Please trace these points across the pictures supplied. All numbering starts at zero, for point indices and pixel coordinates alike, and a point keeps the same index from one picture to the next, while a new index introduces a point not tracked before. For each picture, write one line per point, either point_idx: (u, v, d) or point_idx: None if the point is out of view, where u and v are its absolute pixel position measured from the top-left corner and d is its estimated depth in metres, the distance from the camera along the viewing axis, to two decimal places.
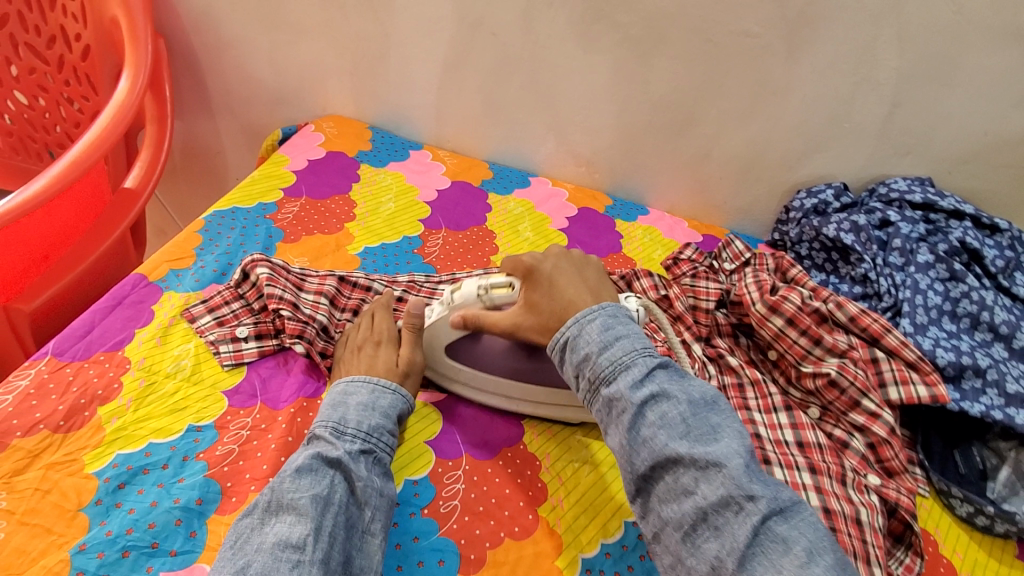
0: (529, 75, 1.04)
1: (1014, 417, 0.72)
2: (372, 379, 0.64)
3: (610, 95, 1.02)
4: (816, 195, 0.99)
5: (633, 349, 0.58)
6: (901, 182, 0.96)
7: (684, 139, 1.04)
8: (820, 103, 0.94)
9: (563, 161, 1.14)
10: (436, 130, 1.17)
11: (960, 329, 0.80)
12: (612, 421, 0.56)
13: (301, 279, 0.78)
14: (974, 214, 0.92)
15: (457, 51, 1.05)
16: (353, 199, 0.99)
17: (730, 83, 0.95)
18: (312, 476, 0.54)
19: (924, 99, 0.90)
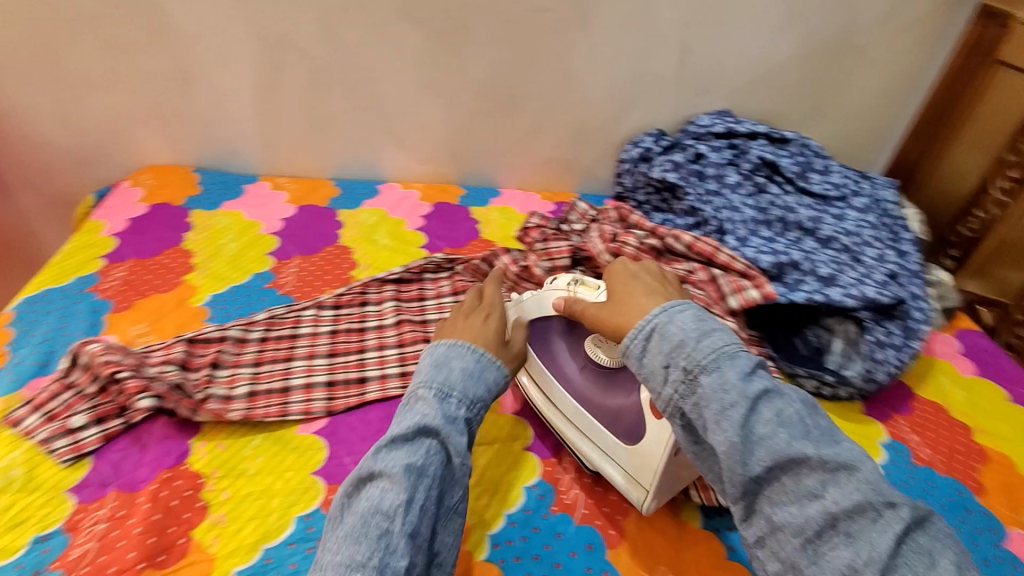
0: (348, 85, 1.03)
1: (832, 294, 0.82)
2: (477, 349, 0.61)
3: (434, 90, 1.04)
4: (639, 143, 1.08)
5: (732, 339, 0.51)
6: (706, 119, 1.07)
7: (514, 118, 1.08)
8: (621, 60, 1.02)
9: (407, 163, 1.14)
10: (270, 158, 1.12)
11: (775, 233, 0.92)
12: (716, 419, 0.48)
13: (144, 356, 0.72)
14: (766, 132, 1.05)
15: (266, 73, 1.01)
16: (188, 248, 0.92)
17: (540, 58, 1.01)
18: (390, 466, 0.49)
19: (707, 41, 1.01)
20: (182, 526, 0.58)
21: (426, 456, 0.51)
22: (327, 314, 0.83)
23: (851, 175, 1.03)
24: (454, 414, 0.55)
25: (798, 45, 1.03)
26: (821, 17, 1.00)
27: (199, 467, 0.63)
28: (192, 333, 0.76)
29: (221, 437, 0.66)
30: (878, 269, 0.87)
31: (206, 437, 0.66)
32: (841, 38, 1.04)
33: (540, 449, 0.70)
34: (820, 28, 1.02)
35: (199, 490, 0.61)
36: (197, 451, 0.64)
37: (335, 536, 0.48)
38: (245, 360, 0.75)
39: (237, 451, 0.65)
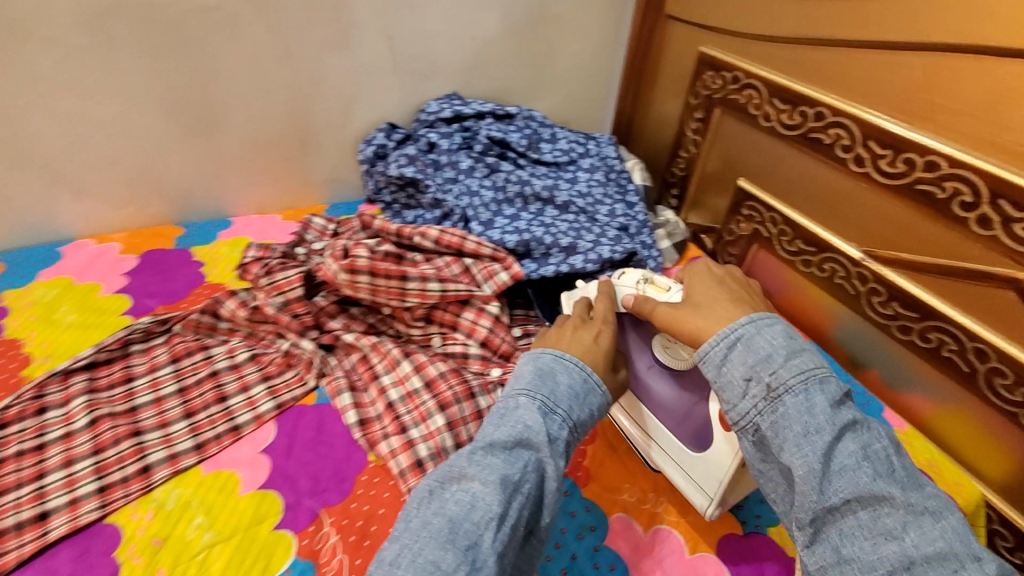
0: (149, 130, 1.00)
1: (575, 262, 0.91)
2: (585, 368, 0.65)
3: (249, 121, 1.06)
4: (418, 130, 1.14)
5: (817, 360, 0.57)
6: (434, 105, 1.14)
7: (341, 133, 1.14)
8: (427, 70, 1.13)
9: (254, 190, 1.15)
10: (91, 218, 1.05)
11: (519, 209, 1.03)
12: (798, 440, 0.52)
13: (42, 461, 0.68)
14: (491, 111, 1.14)
15: (47, 132, 0.94)
16: (13, 335, 0.86)
17: (363, 76, 1.09)
18: (837, 416, 0.53)
19: (497, 45, 1.16)
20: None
21: (871, 434, 0.53)
22: (241, 355, 0.81)
23: (579, 138, 1.16)
24: (574, 420, 0.61)
25: (578, 34, 1.21)
26: (587, 11, 1.19)
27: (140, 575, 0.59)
28: (66, 428, 0.71)
29: (153, 532, 0.63)
30: (610, 223, 1.02)
31: (136, 536, 0.62)
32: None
33: None
34: (591, 20, 1.20)
35: None
36: (127, 561, 0.60)
37: (771, 438, 0.54)
38: (172, 418, 0.73)
39: (180, 537, 0.62)
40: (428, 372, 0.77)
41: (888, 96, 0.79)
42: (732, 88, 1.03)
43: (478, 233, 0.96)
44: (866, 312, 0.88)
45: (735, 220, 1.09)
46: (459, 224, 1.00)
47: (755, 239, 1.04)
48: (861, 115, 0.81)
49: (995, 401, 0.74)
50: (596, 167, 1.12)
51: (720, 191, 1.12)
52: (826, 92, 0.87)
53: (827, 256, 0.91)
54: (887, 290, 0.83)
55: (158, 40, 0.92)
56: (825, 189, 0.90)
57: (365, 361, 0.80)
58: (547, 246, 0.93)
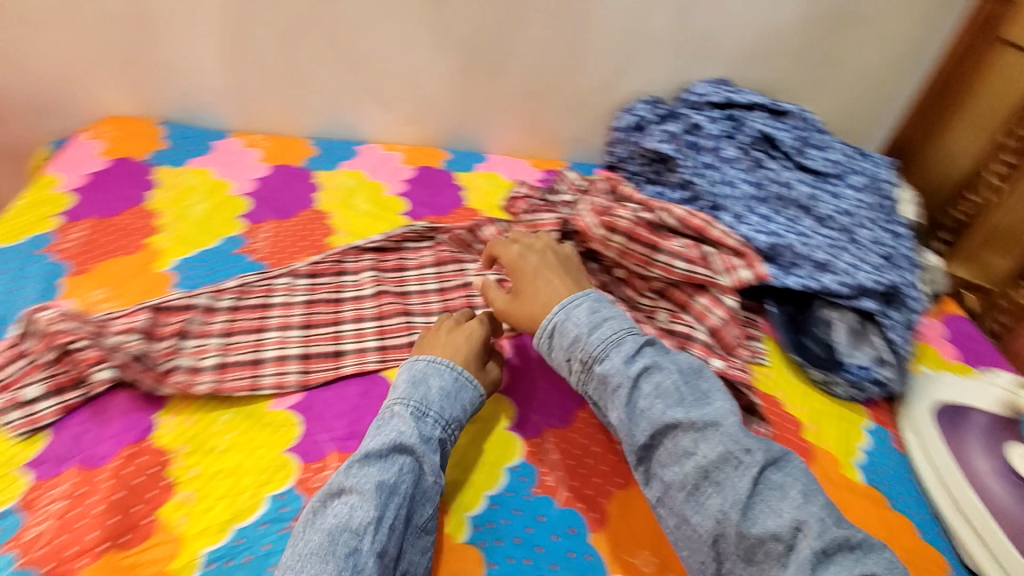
0: (322, 34, 0.95)
1: None
2: (455, 366, 0.65)
3: (419, 46, 0.97)
4: (633, 112, 1.03)
5: (443, 384, 0.63)
6: (642, 105, 1.03)
7: (503, 77, 1.02)
8: (618, 19, 0.97)
9: (389, 124, 1.08)
10: (238, 113, 1.04)
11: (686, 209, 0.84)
12: (364, 495, 0.52)
13: (104, 323, 0.67)
14: (717, 100, 1.00)
15: (230, 17, 0.92)
16: (151, 209, 0.86)
17: (525, 13, 0.95)
18: (397, 449, 0.56)
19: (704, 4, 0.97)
20: (146, 506, 0.55)
21: (404, 476, 0.55)
22: (302, 283, 0.79)
23: (784, 156, 0.97)
24: (450, 419, 0.61)
25: (800, 13, 1.00)
26: None
27: (164, 443, 0.59)
28: (156, 300, 0.72)
29: (191, 411, 0.63)
30: (801, 258, 0.84)
31: (176, 409, 0.63)
32: (842, 7, 1.01)
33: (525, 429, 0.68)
34: None
35: (165, 467, 0.58)
36: (161, 425, 0.61)
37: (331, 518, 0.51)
38: (213, 332, 0.71)
39: (206, 427, 0.62)
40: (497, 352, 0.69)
41: None
42: None
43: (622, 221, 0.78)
44: None
45: None
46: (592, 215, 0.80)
47: None
48: None
49: None
50: (792, 180, 0.93)
51: None
52: None
53: None
54: None
55: None
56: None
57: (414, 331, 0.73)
58: None
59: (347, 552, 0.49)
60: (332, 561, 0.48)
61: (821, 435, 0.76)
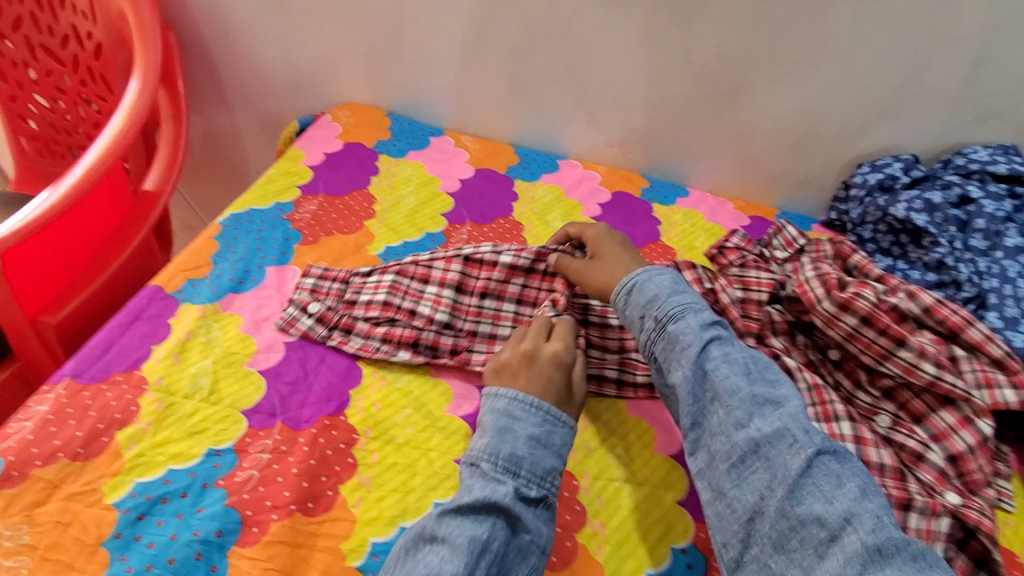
0: (554, 49, 0.95)
1: None
2: (537, 405, 0.60)
3: (648, 68, 0.93)
4: (883, 168, 0.89)
5: (541, 434, 0.58)
6: (893, 162, 0.89)
7: (730, 111, 0.94)
8: (889, 63, 0.84)
9: (595, 142, 1.05)
10: (456, 114, 1.09)
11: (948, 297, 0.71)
12: (443, 547, 0.49)
13: (428, 266, 0.75)
14: (1003, 171, 0.83)
15: (475, 26, 0.97)
16: (372, 194, 0.93)
17: (780, 48, 0.86)
18: (485, 497, 0.53)
19: (1009, 56, 0.80)
20: (332, 479, 0.58)
21: (498, 532, 0.51)
22: None
23: None
24: (544, 472, 0.56)
25: None
26: None
27: (355, 423, 0.63)
28: (470, 250, 0.76)
29: (377, 400, 0.66)
30: None
31: (365, 392, 0.66)
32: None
33: (695, 507, 0.61)
34: None
35: (352, 446, 0.61)
36: (354, 405, 0.65)
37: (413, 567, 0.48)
38: (508, 295, 0.75)
39: (390, 416, 0.64)
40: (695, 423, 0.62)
41: None
42: None
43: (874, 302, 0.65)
44: None
45: None
46: (833, 285, 0.68)
47: None
48: None
49: None
50: None
51: None
52: None
53: None
54: None
55: None
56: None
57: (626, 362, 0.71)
58: None
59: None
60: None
61: None
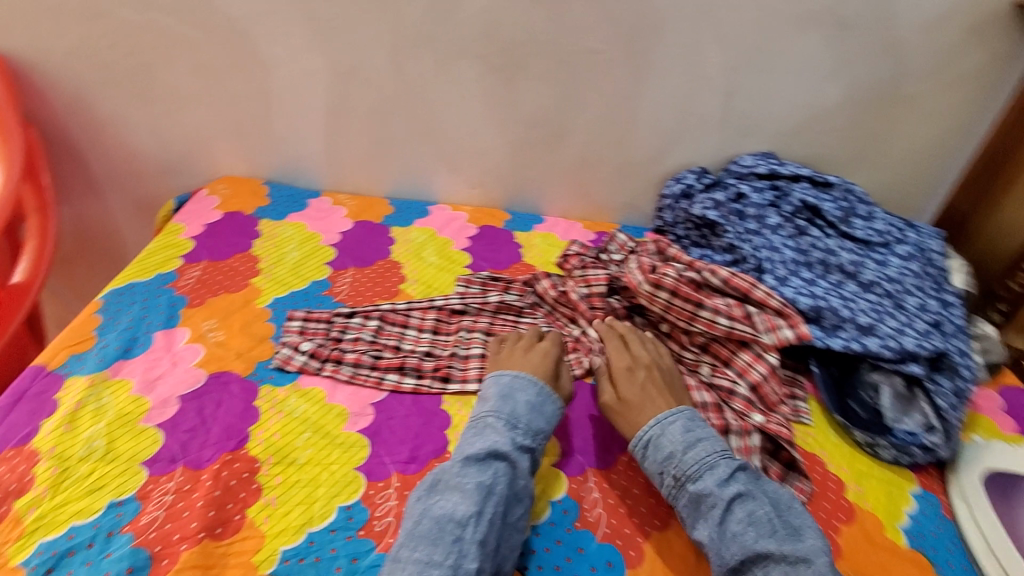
0: (409, 112, 1.11)
1: None
2: (538, 383, 0.74)
3: (488, 120, 1.11)
4: (682, 180, 1.12)
5: (530, 400, 0.72)
6: (691, 175, 1.12)
7: (560, 149, 1.14)
8: (669, 98, 1.07)
9: (459, 186, 1.21)
10: (331, 175, 1.20)
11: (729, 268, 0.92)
12: (455, 488, 0.62)
13: (406, 315, 0.91)
14: (764, 171, 1.08)
15: (336, 98, 1.10)
16: (256, 254, 1.00)
17: (588, 95, 1.07)
18: (488, 454, 0.65)
19: (752, 86, 1.05)
20: (238, 505, 0.63)
21: (496, 476, 0.63)
22: (371, 323, 0.89)
23: (835, 221, 1.02)
24: (536, 429, 0.70)
25: (844, 93, 1.06)
26: (870, 67, 1.02)
27: (256, 453, 0.69)
28: (442, 301, 0.93)
29: (277, 429, 0.72)
30: (858, 316, 0.86)
31: (264, 426, 0.72)
32: (888, 87, 1.05)
33: (568, 465, 0.73)
34: (869, 76, 1.03)
35: (255, 474, 0.66)
36: (254, 438, 0.70)
37: (432, 511, 0.60)
38: (478, 327, 0.90)
39: (290, 441, 0.70)
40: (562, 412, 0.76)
41: None
42: None
43: (671, 275, 0.85)
44: None
45: None
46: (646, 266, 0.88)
47: None
48: None
49: None
50: (856, 250, 0.98)
51: None
52: None
53: None
54: None
55: (449, 34, 1.01)
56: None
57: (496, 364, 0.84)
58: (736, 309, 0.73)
59: (454, 539, 0.58)
60: (441, 546, 0.57)
61: (864, 495, 0.75)
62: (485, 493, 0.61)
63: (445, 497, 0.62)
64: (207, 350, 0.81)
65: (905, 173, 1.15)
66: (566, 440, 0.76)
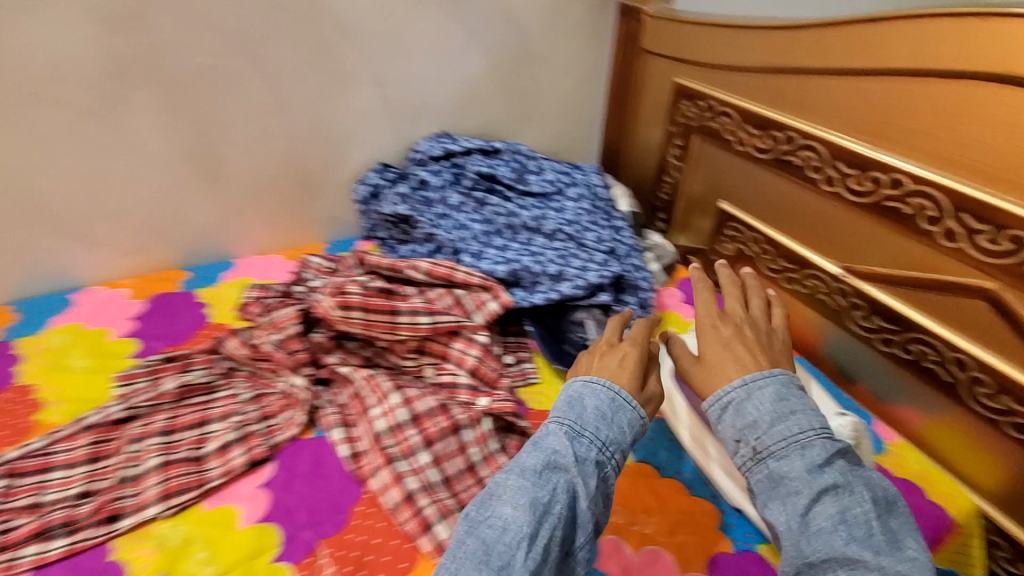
0: (73, 185, 1.01)
1: (563, 289, 0.95)
2: (742, 382, 0.67)
3: (148, 167, 1.04)
4: (420, 169, 1.19)
5: (605, 399, 0.67)
6: (424, 144, 1.23)
7: (333, 162, 1.19)
8: (326, 104, 1.12)
9: (254, 228, 1.19)
10: (103, 265, 1.10)
11: (509, 237, 1.09)
12: (508, 496, 0.58)
13: (213, 399, 0.83)
14: (478, 147, 1.24)
15: (57, 176, 0.99)
16: (28, 381, 0.87)
17: (298, 114, 1.11)
18: (557, 453, 0.61)
19: (395, 72, 1.15)
20: None
21: (552, 494, 0.58)
22: (159, 424, 0.79)
23: (564, 171, 1.27)
24: (606, 439, 0.64)
25: (483, 62, 1.22)
26: (495, 35, 1.20)
27: None
28: None
29: (159, 567, 0.65)
30: (551, 263, 1.00)
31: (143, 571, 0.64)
32: (508, 57, 1.23)
33: None
34: (497, 44, 1.21)
35: None
36: None
37: (487, 530, 0.56)
38: None
39: (186, 570, 0.64)
40: (416, 407, 0.79)
41: (850, 117, 0.84)
42: (708, 115, 1.09)
43: (469, 265, 1.02)
44: (849, 327, 0.91)
45: (719, 241, 1.13)
46: (451, 257, 1.06)
47: (740, 259, 1.08)
48: (829, 137, 0.86)
49: (978, 409, 0.77)
50: (581, 196, 1.21)
51: (702, 214, 1.17)
52: (795, 117, 0.92)
53: (808, 272, 0.95)
54: (867, 303, 0.87)
55: (17, 106, 0.91)
56: (791, 203, 0.96)
57: (358, 397, 0.82)
58: (536, 275, 0.98)
59: (500, 566, 0.53)
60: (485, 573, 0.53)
61: None
62: (749, 428, 0.63)
63: (755, 441, 0.62)
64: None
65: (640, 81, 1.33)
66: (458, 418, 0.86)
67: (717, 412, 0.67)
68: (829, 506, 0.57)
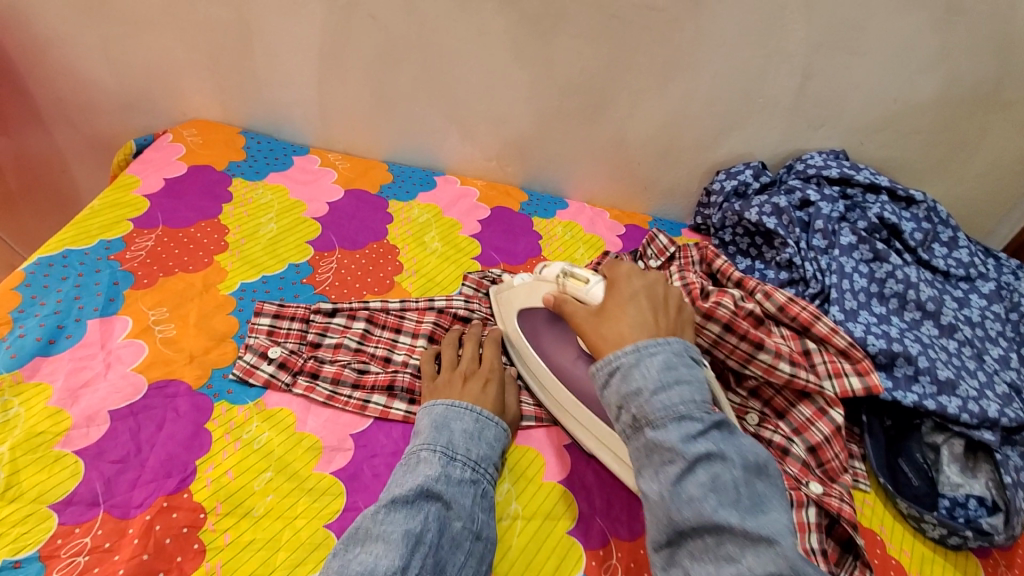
0: (348, 63, 0.92)
1: (947, 405, 0.69)
2: (475, 410, 0.61)
3: (410, 67, 0.92)
4: (736, 175, 0.95)
5: (466, 431, 0.58)
6: (818, 157, 0.93)
7: (597, 124, 0.95)
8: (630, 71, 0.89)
9: (470, 156, 1.03)
10: (322, 130, 1.02)
11: (890, 311, 0.78)
12: (370, 537, 0.48)
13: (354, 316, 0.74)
14: (890, 186, 0.90)
15: (330, 38, 0.90)
16: (224, 223, 0.83)
17: (640, 65, 0.88)
18: (420, 479, 0.53)
19: (772, 57, 0.85)
20: (171, 573, 0.50)
21: (424, 520, 0.50)
22: (291, 326, 0.71)
23: (978, 251, 0.89)
24: (478, 459, 0.57)
25: (936, 91, 0.87)
26: (975, 62, 0.84)
27: (202, 499, 0.55)
28: (442, 302, 0.78)
29: (232, 464, 0.58)
30: (940, 363, 0.73)
31: (216, 458, 0.58)
32: (990, 87, 0.86)
33: (585, 534, 0.59)
34: (970, 74, 0.85)
35: (197, 529, 0.53)
36: (201, 477, 0.56)
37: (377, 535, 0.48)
38: None
39: (246, 484, 0.56)
40: None
41: None
42: None
43: (835, 320, 0.75)
44: None
45: None
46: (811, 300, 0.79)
47: None
48: None
49: None
50: (997, 294, 0.84)
51: None
52: None
53: None
54: None
55: None
56: None
57: None
58: (918, 369, 0.72)
59: None
60: None
61: None
62: (633, 395, 0.51)
63: (636, 409, 0.50)
64: (151, 349, 0.65)
65: (988, 187, 0.98)
66: (584, 497, 0.62)
67: (603, 378, 0.53)
68: (707, 492, 0.45)
